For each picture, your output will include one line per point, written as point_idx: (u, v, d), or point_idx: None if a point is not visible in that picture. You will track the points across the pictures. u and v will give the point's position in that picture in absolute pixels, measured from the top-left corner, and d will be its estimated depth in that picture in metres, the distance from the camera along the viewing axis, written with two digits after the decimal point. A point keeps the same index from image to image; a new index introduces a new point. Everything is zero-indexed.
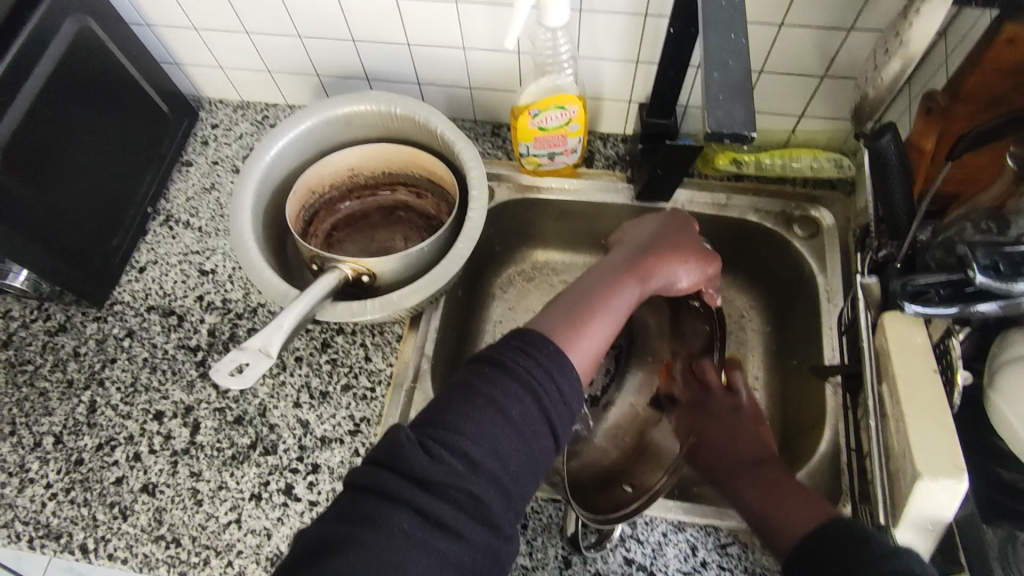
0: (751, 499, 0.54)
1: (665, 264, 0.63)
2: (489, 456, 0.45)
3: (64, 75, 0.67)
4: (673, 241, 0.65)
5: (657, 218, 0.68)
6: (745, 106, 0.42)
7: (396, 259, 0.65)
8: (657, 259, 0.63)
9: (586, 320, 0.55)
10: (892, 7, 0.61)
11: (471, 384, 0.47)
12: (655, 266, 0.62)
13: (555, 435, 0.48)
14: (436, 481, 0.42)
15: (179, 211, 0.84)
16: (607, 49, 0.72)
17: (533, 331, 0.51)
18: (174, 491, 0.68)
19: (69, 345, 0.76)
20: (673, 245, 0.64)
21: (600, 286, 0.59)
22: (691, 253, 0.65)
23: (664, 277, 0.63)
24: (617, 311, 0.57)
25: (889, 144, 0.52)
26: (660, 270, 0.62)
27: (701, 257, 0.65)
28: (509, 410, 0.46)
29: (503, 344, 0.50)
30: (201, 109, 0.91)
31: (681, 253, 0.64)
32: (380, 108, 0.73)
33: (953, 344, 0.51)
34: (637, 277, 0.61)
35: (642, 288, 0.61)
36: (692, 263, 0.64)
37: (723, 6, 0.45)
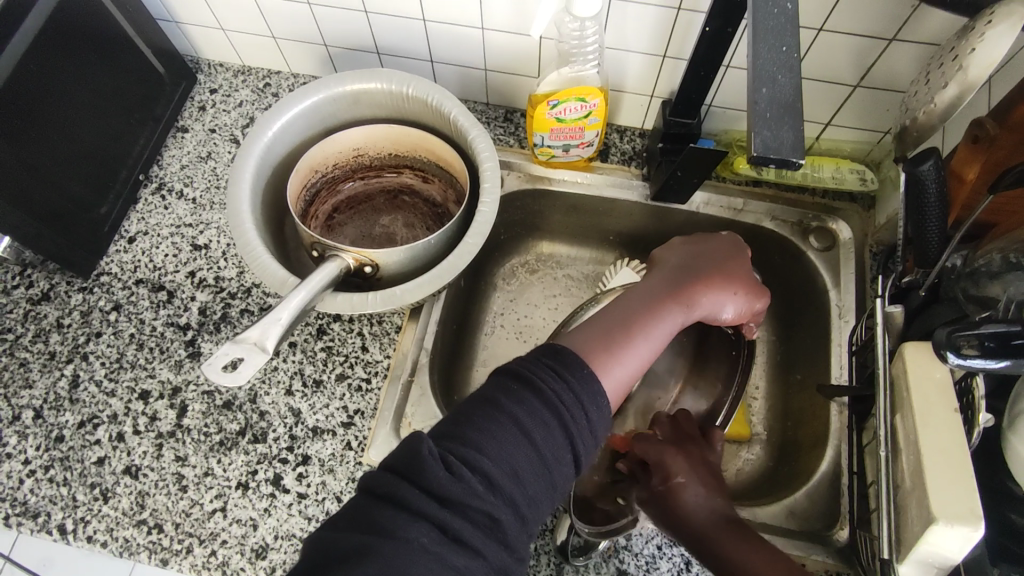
0: (746, 559, 0.49)
1: (709, 293, 0.61)
2: (509, 477, 0.43)
3: (53, 30, 0.62)
4: (720, 269, 0.63)
5: (703, 243, 0.65)
6: (793, 127, 0.39)
7: (401, 251, 0.62)
8: (702, 288, 0.61)
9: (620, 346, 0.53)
10: (940, 20, 0.57)
11: (498, 401, 0.45)
12: (700, 295, 0.60)
13: (577, 461, 0.46)
14: (455, 499, 0.40)
15: (173, 179, 0.80)
16: (634, 41, 0.68)
17: (566, 351, 0.50)
18: (158, 475, 0.65)
19: (52, 315, 0.72)
20: (721, 273, 0.62)
21: (638, 309, 0.57)
22: (738, 284, 0.62)
23: (707, 307, 0.60)
24: (652, 339, 0.55)
25: (930, 172, 0.49)
26: (705, 299, 0.60)
27: (746, 289, 0.63)
28: (534, 433, 0.44)
29: (534, 361, 0.48)
30: (200, 72, 0.87)
31: (728, 282, 0.62)
32: (392, 87, 0.69)
33: (976, 383, 0.49)
34: (678, 303, 0.59)
35: (682, 316, 0.59)
36: (735, 296, 0.62)
37: (774, 15, 0.42)
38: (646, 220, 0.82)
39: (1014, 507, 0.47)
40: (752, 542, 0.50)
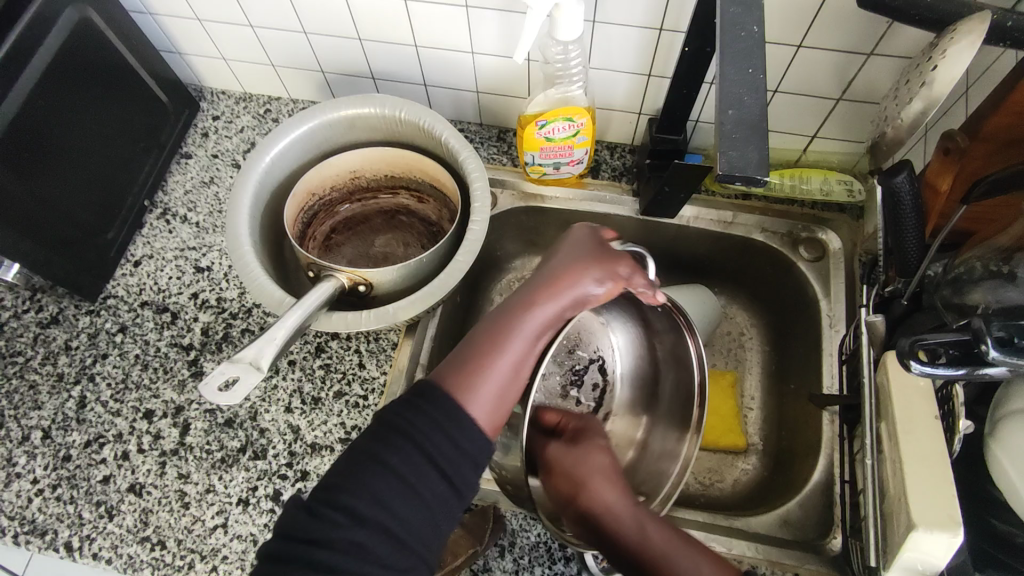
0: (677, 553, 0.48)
1: (549, 299, 0.51)
2: (380, 509, 0.42)
3: (62, 66, 0.65)
4: (590, 263, 0.52)
5: (575, 239, 0.54)
6: (760, 145, 0.40)
7: (394, 270, 0.63)
8: (567, 274, 0.52)
9: (492, 359, 0.48)
10: (914, 35, 0.59)
11: (359, 442, 0.45)
12: (579, 283, 0.51)
13: (449, 479, 0.44)
14: (323, 539, 0.41)
15: (176, 204, 0.83)
16: (619, 61, 0.70)
17: (429, 385, 0.47)
18: (162, 493, 0.67)
19: (61, 338, 0.75)
20: (583, 263, 0.52)
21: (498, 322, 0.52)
22: (623, 263, 0.52)
23: (561, 304, 0.51)
24: (529, 349, 0.50)
25: (904, 184, 0.50)
26: (580, 291, 0.51)
27: (626, 266, 0.52)
28: (392, 462, 0.43)
29: (398, 404, 0.46)
30: (203, 100, 0.90)
31: (610, 264, 0.52)
32: (385, 112, 0.71)
33: (957, 391, 0.50)
34: (528, 312, 0.50)
35: (550, 322, 0.51)
36: (626, 269, 0.52)
37: (743, 37, 0.43)
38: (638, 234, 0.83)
39: (998, 513, 0.48)
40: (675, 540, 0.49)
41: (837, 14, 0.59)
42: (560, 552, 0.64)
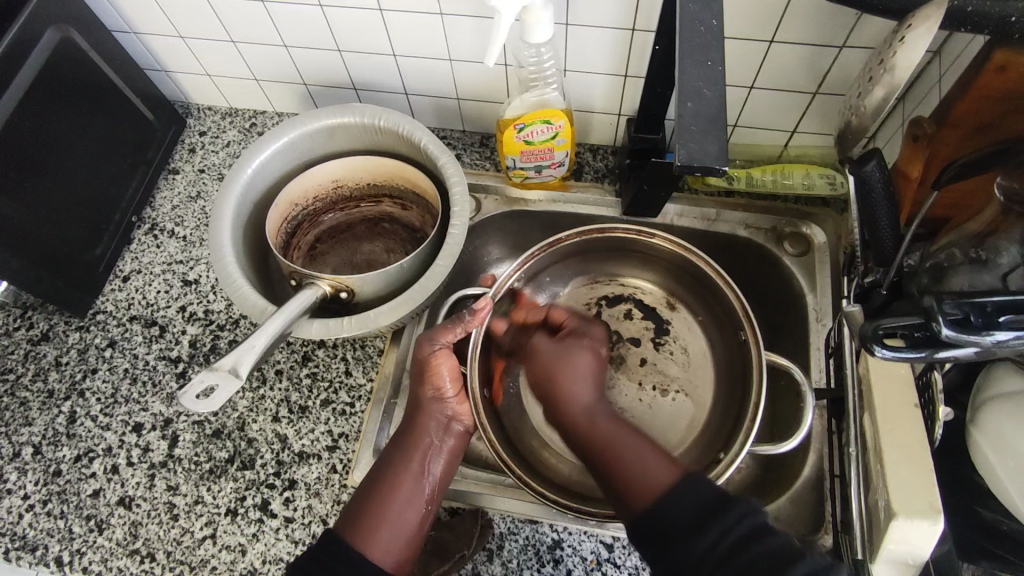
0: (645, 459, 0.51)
1: (434, 412, 0.59)
2: None
3: (46, 84, 0.66)
4: (419, 373, 0.60)
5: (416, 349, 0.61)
6: (719, 137, 0.42)
7: (374, 276, 0.64)
8: (417, 414, 0.59)
9: (392, 499, 0.55)
10: (883, 26, 0.59)
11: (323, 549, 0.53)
12: (432, 388, 0.59)
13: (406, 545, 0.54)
14: None
15: (164, 220, 0.84)
16: (594, 63, 0.70)
17: (352, 519, 0.54)
18: (150, 505, 0.67)
19: (51, 354, 0.75)
20: (420, 372, 0.60)
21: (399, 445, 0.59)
22: (426, 347, 0.60)
23: (442, 421, 0.59)
24: (433, 466, 0.58)
25: (874, 172, 0.50)
26: (428, 418, 0.59)
27: (432, 346, 0.59)
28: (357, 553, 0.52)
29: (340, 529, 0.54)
30: (189, 116, 0.91)
31: (429, 368, 0.59)
32: (365, 120, 0.72)
33: (936, 378, 0.50)
34: (421, 430, 0.58)
35: (438, 437, 0.59)
36: (433, 347, 0.59)
37: (701, 32, 0.44)
38: None
39: (984, 501, 0.50)
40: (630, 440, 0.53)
41: (805, 8, 0.59)
42: (549, 555, 0.64)
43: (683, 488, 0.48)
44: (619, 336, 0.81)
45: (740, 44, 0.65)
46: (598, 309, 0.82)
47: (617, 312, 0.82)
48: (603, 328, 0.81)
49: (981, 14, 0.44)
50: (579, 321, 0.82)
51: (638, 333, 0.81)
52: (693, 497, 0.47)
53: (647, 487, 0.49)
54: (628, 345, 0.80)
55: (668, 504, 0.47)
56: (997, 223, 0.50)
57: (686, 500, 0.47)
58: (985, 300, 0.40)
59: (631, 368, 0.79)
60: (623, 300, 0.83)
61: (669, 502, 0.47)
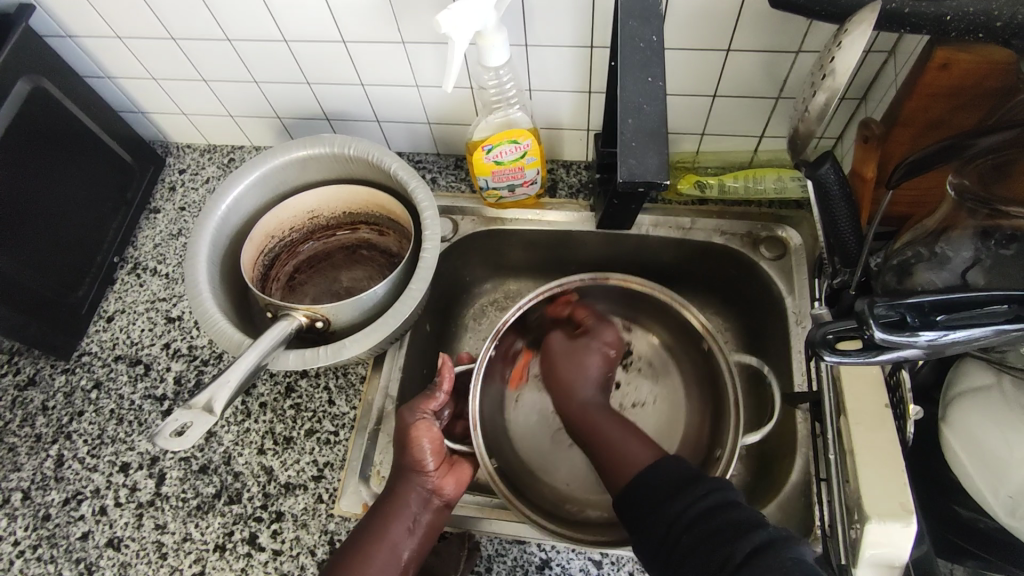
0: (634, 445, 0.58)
1: (412, 479, 0.58)
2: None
3: (20, 132, 0.67)
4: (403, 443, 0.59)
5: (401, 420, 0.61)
6: (661, 151, 0.45)
7: (348, 305, 0.64)
8: (399, 486, 0.59)
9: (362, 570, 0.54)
10: (835, 30, 0.59)
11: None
12: (415, 462, 0.58)
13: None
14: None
15: (147, 258, 0.85)
16: (558, 82, 0.71)
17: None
18: (139, 545, 0.67)
19: (38, 399, 0.76)
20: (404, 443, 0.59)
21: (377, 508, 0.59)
22: (409, 417, 0.60)
23: (422, 489, 0.58)
24: (407, 536, 0.57)
25: (829, 173, 0.51)
26: (409, 489, 0.58)
27: (414, 415, 0.60)
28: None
29: None
30: (169, 155, 0.92)
31: (412, 439, 0.59)
32: (335, 150, 0.73)
33: (905, 377, 0.51)
34: (399, 500, 0.58)
35: (419, 506, 0.58)
36: (415, 416, 0.60)
37: (641, 49, 0.46)
38: (601, 248, 0.83)
39: (959, 500, 0.51)
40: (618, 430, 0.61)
41: (756, 18, 0.60)
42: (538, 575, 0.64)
43: (663, 462, 0.54)
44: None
45: (697, 54, 0.65)
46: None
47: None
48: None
49: (919, 15, 0.45)
50: (543, 364, 0.81)
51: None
52: (664, 471, 0.53)
53: (631, 465, 0.56)
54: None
55: (651, 479, 0.53)
56: (951, 220, 0.50)
57: (666, 476, 0.53)
58: (920, 299, 0.40)
59: (606, 394, 0.79)
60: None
61: (653, 482, 0.53)
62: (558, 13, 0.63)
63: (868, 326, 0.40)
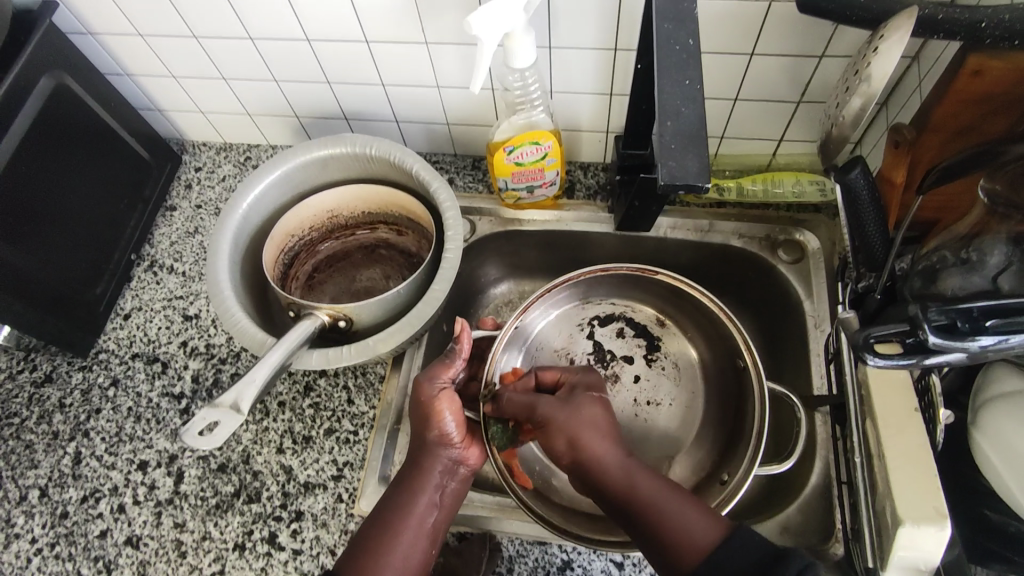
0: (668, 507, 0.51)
1: (437, 451, 0.57)
2: None
3: (43, 129, 0.67)
4: (425, 417, 0.57)
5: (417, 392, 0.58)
6: (699, 154, 0.46)
7: (372, 304, 0.64)
8: (421, 455, 0.58)
9: (392, 544, 0.54)
10: (861, 35, 0.60)
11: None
12: (436, 434, 0.57)
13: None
14: None
15: (163, 256, 0.85)
16: (580, 84, 0.72)
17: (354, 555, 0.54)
18: (158, 543, 0.67)
19: (55, 397, 0.76)
20: (426, 415, 0.57)
21: (400, 477, 0.58)
22: (429, 386, 0.57)
23: (445, 459, 0.57)
24: (433, 502, 0.56)
25: (859, 178, 0.51)
26: (433, 460, 0.57)
27: (436, 386, 0.57)
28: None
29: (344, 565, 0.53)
30: (185, 153, 0.92)
31: (432, 410, 0.57)
32: (356, 150, 0.73)
33: (935, 380, 0.52)
34: (423, 471, 0.57)
35: (443, 477, 0.57)
36: (435, 387, 0.57)
37: (677, 52, 0.48)
38: (618, 250, 0.84)
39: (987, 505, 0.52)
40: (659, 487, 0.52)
41: (782, 22, 0.60)
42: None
43: (730, 543, 0.48)
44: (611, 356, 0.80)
45: (720, 57, 0.66)
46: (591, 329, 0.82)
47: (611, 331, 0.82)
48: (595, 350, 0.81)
49: (953, 22, 0.45)
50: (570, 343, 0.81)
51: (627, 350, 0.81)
52: (738, 556, 0.47)
53: (688, 541, 0.49)
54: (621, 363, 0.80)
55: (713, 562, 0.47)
56: (983, 225, 0.51)
57: (733, 563, 0.47)
58: (970, 305, 0.41)
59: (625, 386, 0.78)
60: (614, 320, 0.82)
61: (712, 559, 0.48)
62: (584, 16, 0.63)
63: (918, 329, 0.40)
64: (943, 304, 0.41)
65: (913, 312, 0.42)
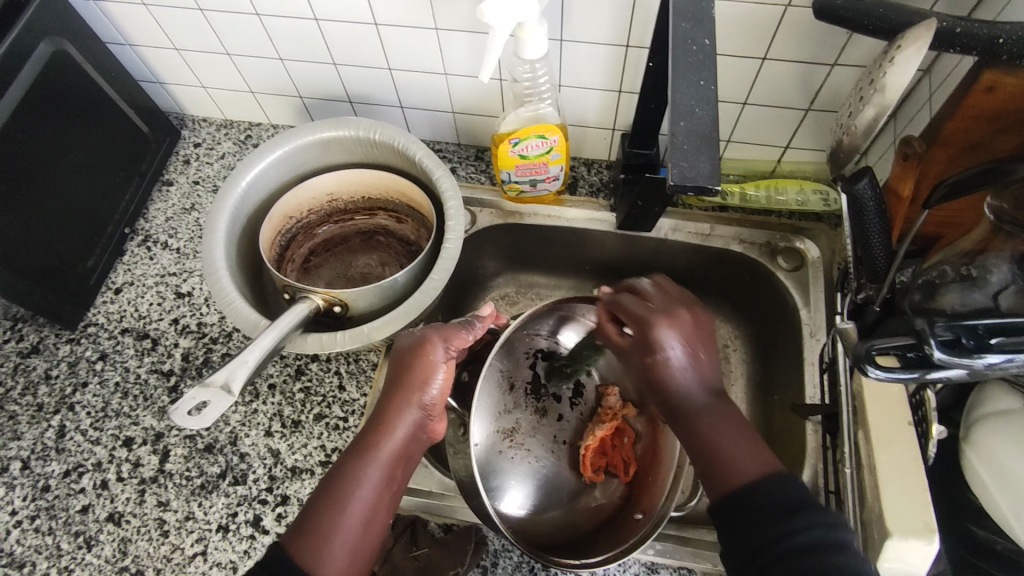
0: (731, 447, 0.48)
1: (407, 409, 0.54)
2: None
3: (41, 94, 0.66)
4: (406, 376, 0.55)
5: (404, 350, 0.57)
6: (711, 157, 0.45)
7: (368, 291, 0.64)
8: (392, 411, 0.54)
9: (354, 496, 0.51)
10: (875, 45, 0.59)
11: (295, 529, 0.50)
12: (420, 395, 0.55)
13: (373, 537, 0.51)
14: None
15: (158, 231, 0.84)
16: (590, 79, 0.71)
17: (315, 507, 0.50)
18: (140, 521, 0.67)
19: (41, 368, 0.75)
20: (403, 374, 0.56)
21: (369, 429, 0.54)
22: (437, 350, 0.56)
23: (413, 418, 0.55)
24: (399, 461, 0.54)
25: (867, 189, 0.51)
26: (401, 419, 0.54)
27: (440, 351, 0.56)
28: (325, 534, 0.49)
29: (304, 516, 0.50)
30: (184, 127, 0.91)
31: (425, 372, 0.55)
32: (360, 134, 0.72)
33: (930, 395, 0.52)
34: (391, 426, 0.54)
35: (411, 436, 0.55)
36: (441, 352, 0.56)
37: (693, 53, 0.48)
38: (617, 249, 0.83)
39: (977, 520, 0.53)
40: (732, 420, 0.50)
41: (797, 27, 0.60)
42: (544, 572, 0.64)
43: (774, 483, 0.45)
44: (546, 390, 0.75)
45: (733, 61, 0.65)
46: (535, 359, 0.75)
47: (550, 367, 0.75)
48: (533, 380, 0.75)
49: (970, 36, 0.45)
50: (513, 368, 0.75)
51: (563, 388, 0.75)
52: (780, 493, 0.44)
53: (733, 469, 0.47)
54: (551, 400, 0.75)
55: (758, 492, 0.45)
56: (988, 241, 0.50)
57: (777, 496, 0.44)
58: (975, 324, 0.42)
59: (547, 424, 0.73)
60: (555, 357, 0.76)
61: (755, 491, 0.45)
62: (597, 9, 0.62)
63: (926, 344, 0.41)
64: (950, 321, 0.42)
65: (920, 325, 0.42)
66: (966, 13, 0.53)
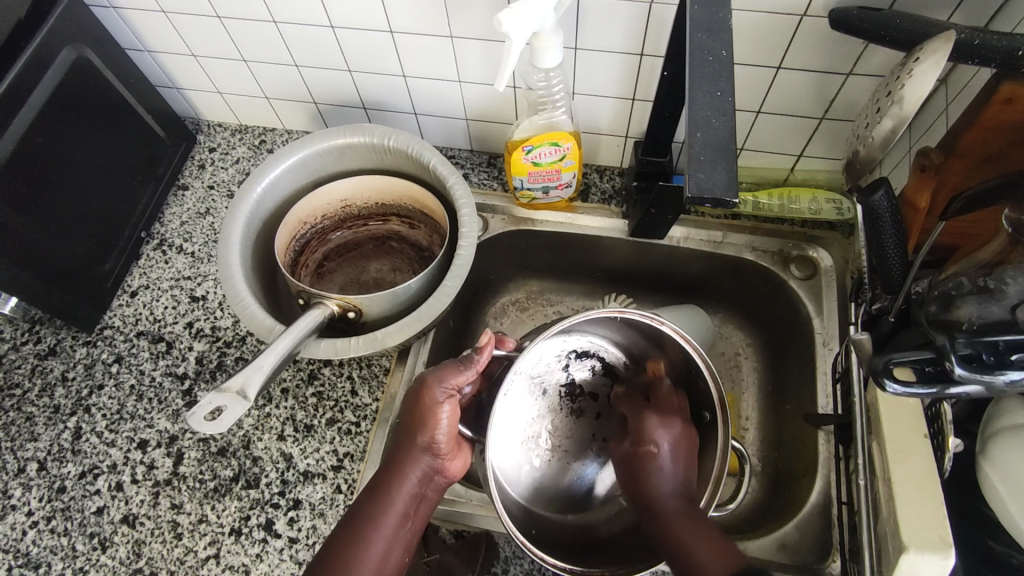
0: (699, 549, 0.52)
1: (418, 452, 0.56)
2: None
3: (62, 99, 0.67)
4: (415, 419, 0.56)
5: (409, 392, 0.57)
6: (727, 167, 0.45)
7: (382, 297, 0.64)
8: (403, 454, 0.56)
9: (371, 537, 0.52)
10: (891, 55, 0.59)
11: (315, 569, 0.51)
12: (425, 437, 0.55)
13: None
14: None
15: (173, 235, 0.85)
16: (604, 88, 0.71)
17: (333, 549, 0.52)
18: (154, 523, 0.67)
19: (57, 369, 0.75)
20: (412, 416, 0.56)
21: (382, 471, 0.56)
22: (437, 390, 0.55)
23: (425, 461, 0.56)
24: (412, 503, 0.55)
25: (883, 200, 0.51)
26: (413, 462, 0.56)
27: (443, 392, 0.55)
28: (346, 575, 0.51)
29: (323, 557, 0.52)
30: (200, 132, 0.92)
31: (431, 414, 0.55)
32: (374, 141, 0.72)
33: (945, 408, 0.52)
34: (403, 470, 0.55)
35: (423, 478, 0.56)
36: (443, 392, 0.55)
37: (709, 63, 0.48)
38: (629, 256, 0.83)
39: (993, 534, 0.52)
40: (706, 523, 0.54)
41: (812, 37, 0.60)
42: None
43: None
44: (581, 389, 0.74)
45: (747, 70, 0.65)
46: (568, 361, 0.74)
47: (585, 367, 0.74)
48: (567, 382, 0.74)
49: (990, 48, 0.45)
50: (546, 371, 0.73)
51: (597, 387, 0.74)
52: None
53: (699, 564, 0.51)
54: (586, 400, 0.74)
55: None
56: (1006, 254, 0.49)
57: None
58: (996, 339, 0.42)
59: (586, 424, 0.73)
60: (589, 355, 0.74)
61: None
62: (612, 18, 0.62)
63: (948, 359, 0.42)
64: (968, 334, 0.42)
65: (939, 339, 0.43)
66: (983, 25, 0.54)
